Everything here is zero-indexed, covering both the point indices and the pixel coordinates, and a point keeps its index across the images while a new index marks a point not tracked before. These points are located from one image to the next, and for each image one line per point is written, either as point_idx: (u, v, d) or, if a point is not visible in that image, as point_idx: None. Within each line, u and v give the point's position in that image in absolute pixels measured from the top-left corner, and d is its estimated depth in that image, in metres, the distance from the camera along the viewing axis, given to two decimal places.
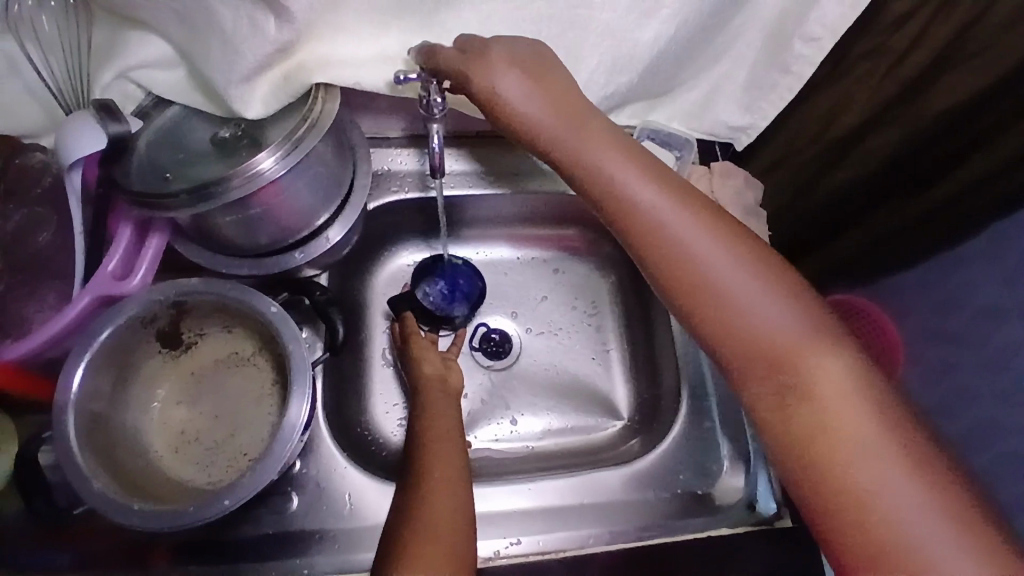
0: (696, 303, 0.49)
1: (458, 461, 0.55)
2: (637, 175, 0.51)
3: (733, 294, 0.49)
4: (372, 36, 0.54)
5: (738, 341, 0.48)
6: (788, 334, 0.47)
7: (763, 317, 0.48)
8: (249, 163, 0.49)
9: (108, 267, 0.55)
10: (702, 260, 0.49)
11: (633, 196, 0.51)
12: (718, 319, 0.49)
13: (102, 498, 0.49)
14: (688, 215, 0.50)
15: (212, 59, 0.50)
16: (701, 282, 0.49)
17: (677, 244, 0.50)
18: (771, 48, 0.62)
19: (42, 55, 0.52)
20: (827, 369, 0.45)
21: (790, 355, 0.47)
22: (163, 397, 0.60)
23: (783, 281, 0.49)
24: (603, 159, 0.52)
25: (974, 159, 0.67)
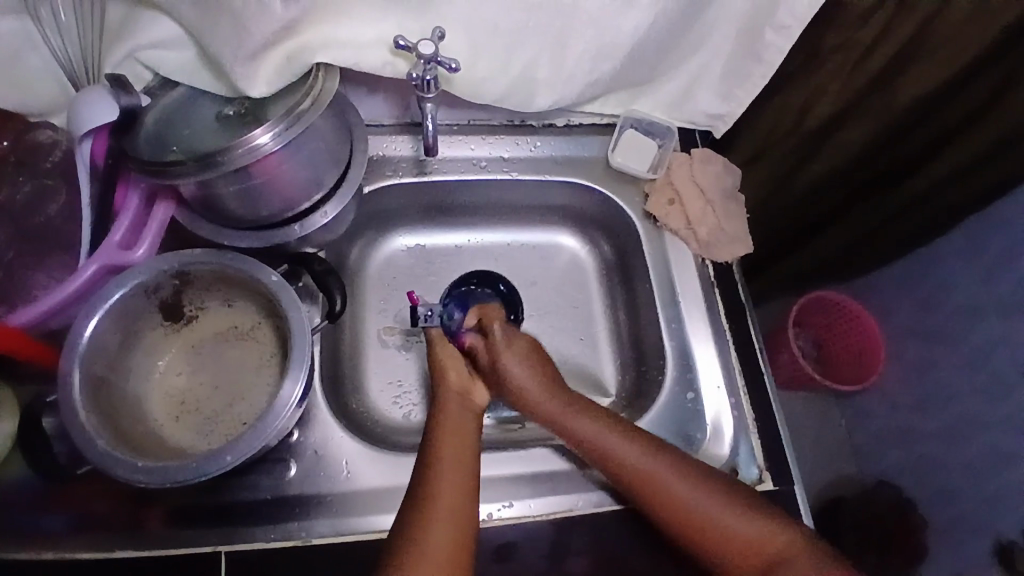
0: (670, 515, 0.57)
1: (466, 506, 0.53)
2: (600, 426, 0.61)
3: (697, 508, 0.57)
4: (370, 20, 0.56)
5: (720, 544, 0.56)
6: (758, 534, 0.56)
7: (729, 520, 0.57)
8: (250, 136, 0.52)
9: (115, 237, 0.58)
10: (675, 490, 0.57)
11: (599, 441, 0.60)
12: (701, 533, 0.56)
13: (105, 456, 0.50)
14: (648, 453, 0.59)
15: (219, 37, 0.52)
16: (669, 502, 0.57)
17: (654, 480, 0.58)
18: (745, 38, 0.65)
19: (59, 38, 0.56)
20: (781, 538, 0.56)
21: (755, 543, 0.56)
22: (165, 367, 0.62)
23: (731, 493, 0.58)
24: (581, 424, 0.61)
25: (948, 153, 0.72)
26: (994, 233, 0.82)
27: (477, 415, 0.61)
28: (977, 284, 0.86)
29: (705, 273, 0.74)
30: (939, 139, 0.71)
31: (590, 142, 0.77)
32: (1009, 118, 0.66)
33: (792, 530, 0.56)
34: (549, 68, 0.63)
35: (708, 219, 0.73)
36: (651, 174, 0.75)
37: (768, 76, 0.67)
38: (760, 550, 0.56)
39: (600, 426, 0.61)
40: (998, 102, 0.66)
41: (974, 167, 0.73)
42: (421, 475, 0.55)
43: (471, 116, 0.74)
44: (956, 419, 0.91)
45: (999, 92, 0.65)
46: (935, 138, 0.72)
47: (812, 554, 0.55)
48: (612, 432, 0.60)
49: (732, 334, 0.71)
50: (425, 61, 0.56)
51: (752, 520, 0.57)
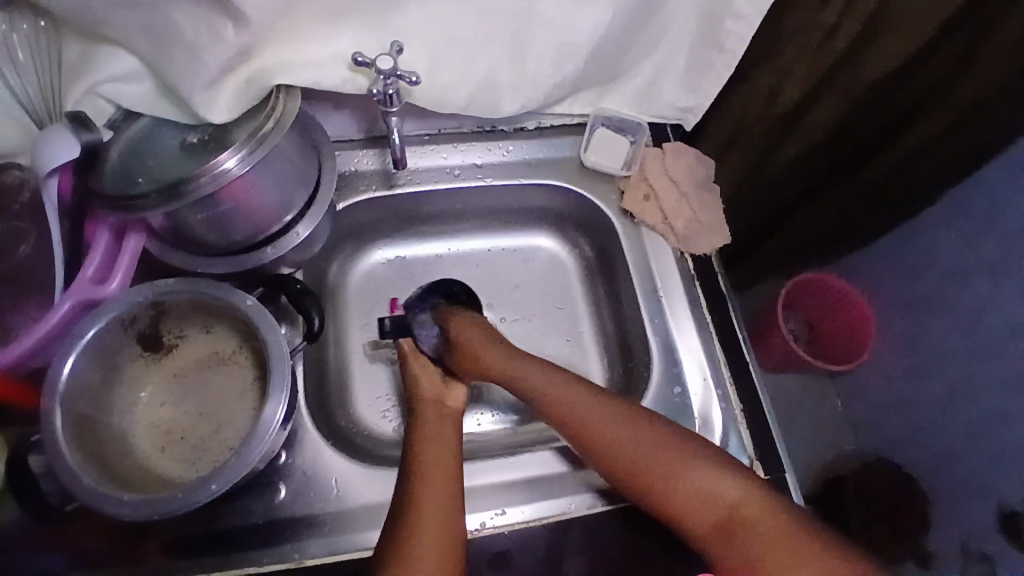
0: (600, 452, 0.57)
1: (453, 501, 0.54)
2: (547, 381, 0.60)
3: (623, 446, 0.56)
4: (327, 38, 0.57)
5: (646, 485, 0.55)
6: (722, 492, 0.53)
7: (691, 472, 0.54)
8: (215, 161, 0.52)
9: (87, 273, 0.57)
10: (631, 442, 0.56)
11: (548, 396, 0.59)
12: (660, 490, 0.54)
13: (92, 492, 0.50)
14: (580, 398, 0.58)
15: (176, 67, 0.52)
16: (597, 438, 0.57)
17: (584, 419, 0.58)
18: (705, 30, 0.66)
19: (19, 77, 0.57)
20: (715, 487, 0.53)
21: (676, 482, 0.54)
22: (149, 398, 0.62)
23: (663, 437, 0.56)
24: (536, 381, 0.60)
25: (917, 126, 0.71)
26: (973, 205, 0.82)
27: (456, 418, 0.61)
28: (960, 256, 0.86)
29: (685, 266, 0.74)
30: (904, 116, 0.71)
31: (561, 143, 0.77)
32: (975, 92, 0.65)
33: (731, 480, 0.53)
34: (513, 72, 0.63)
35: (684, 212, 0.73)
36: (625, 171, 0.75)
37: (731, 65, 0.67)
38: (722, 509, 0.52)
39: (550, 380, 0.60)
40: (962, 78, 0.64)
41: (938, 143, 0.71)
42: (405, 483, 0.55)
43: (440, 125, 0.74)
44: (951, 391, 0.91)
45: (961, 65, 0.63)
46: (899, 116, 0.71)
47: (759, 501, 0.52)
48: (560, 387, 0.59)
49: (715, 325, 0.71)
50: (384, 76, 0.56)
51: (683, 460, 0.54)
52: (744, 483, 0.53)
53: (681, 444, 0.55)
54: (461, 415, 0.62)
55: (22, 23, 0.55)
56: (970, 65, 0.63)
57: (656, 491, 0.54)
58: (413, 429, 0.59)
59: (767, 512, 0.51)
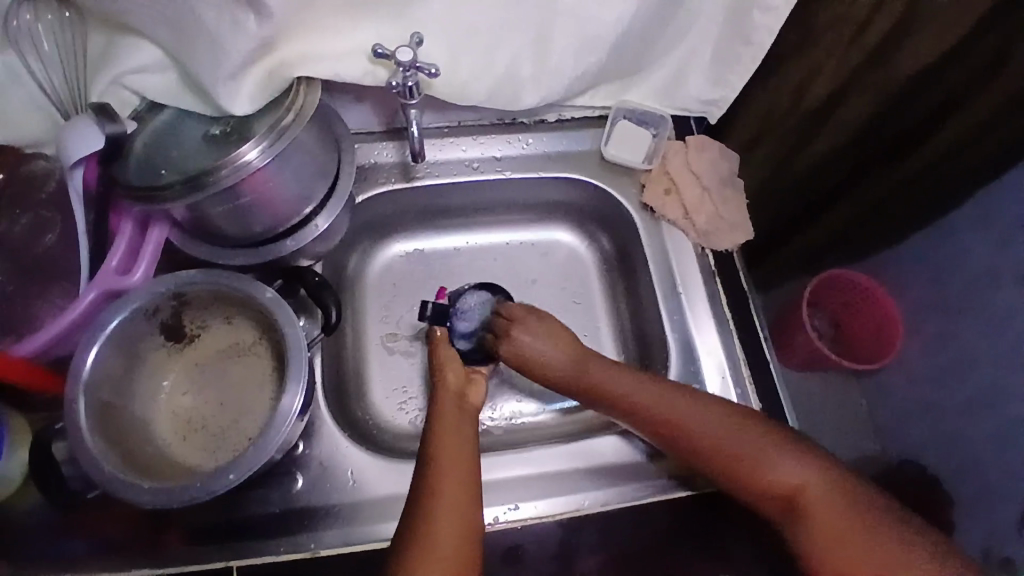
0: (669, 430, 0.59)
1: (469, 493, 0.54)
2: (615, 371, 0.62)
3: (689, 426, 0.59)
4: (348, 30, 0.56)
5: (711, 462, 0.58)
6: (798, 476, 0.56)
7: (770, 458, 0.56)
8: (236, 154, 0.52)
9: (112, 262, 0.58)
10: (706, 426, 0.58)
11: (615, 386, 0.61)
12: (739, 472, 0.57)
13: (115, 479, 0.51)
14: (647, 383, 0.61)
15: (199, 59, 0.52)
16: (664, 419, 0.59)
17: (653, 405, 0.60)
18: (731, 21, 0.64)
19: (43, 68, 0.56)
20: (785, 470, 0.56)
21: (739, 457, 0.57)
22: (170, 387, 0.63)
23: (724, 421, 0.58)
24: (603, 372, 0.62)
25: (954, 121, 0.67)
26: (1008, 202, 0.79)
27: (473, 416, 0.61)
28: (994, 255, 0.83)
29: (706, 263, 0.72)
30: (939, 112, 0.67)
31: (583, 136, 0.76)
32: (1015, 83, 0.61)
33: (795, 462, 0.56)
34: (535, 65, 0.62)
35: (705, 207, 0.72)
36: (647, 165, 0.74)
37: (758, 58, 0.65)
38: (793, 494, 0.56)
39: (619, 373, 0.62)
40: (1000, 68, 0.61)
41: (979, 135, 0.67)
42: (422, 473, 0.55)
43: (460, 117, 0.74)
44: (977, 396, 0.88)
45: (1005, 45, 0.60)
46: (934, 110, 0.67)
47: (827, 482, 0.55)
48: (626, 377, 0.61)
49: (736, 323, 0.70)
50: (404, 68, 0.56)
51: (741, 440, 0.57)
52: (806, 466, 0.56)
53: (743, 429, 0.58)
54: (479, 412, 0.62)
55: (46, 12, 0.55)
56: (1014, 50, 0.60)
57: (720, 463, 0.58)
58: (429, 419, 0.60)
59: (835, 493, 0.55)
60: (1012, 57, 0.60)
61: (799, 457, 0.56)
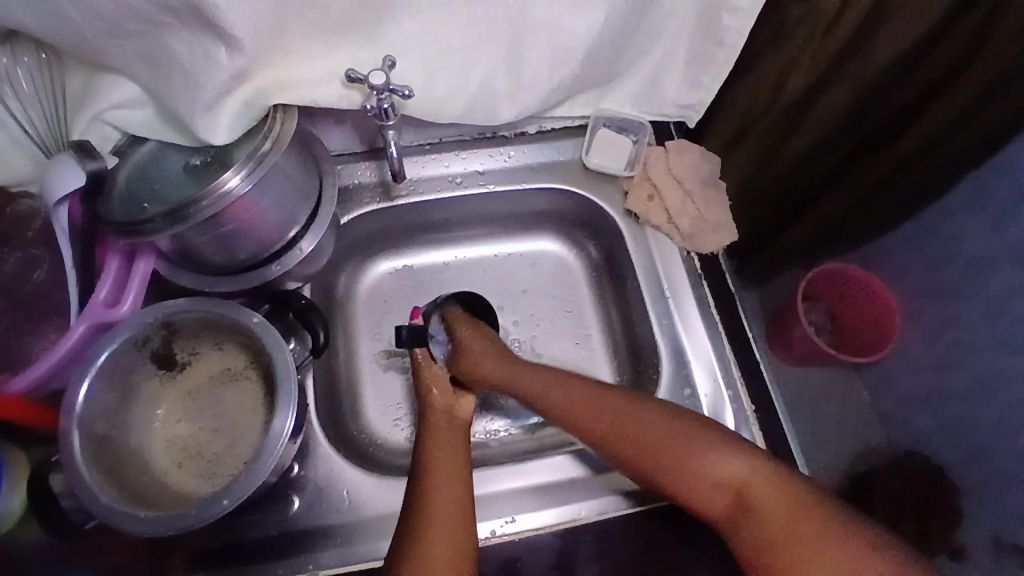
0: (596, 429, 0.56)
1: (463, 506, 0.54)
2: (540, 373, 0.60)
3: (619, 426, 0.56)
4: (322, 55, 0.57)
5: (643, 459, 0.55)
6: (738, 473, 0.53)
7: (705, 453, 0.54)
8: (217, 183, 0.53)
9: (100, 295, 0.59)
10: (638, 426, 0.55)
11: (541, 392, 0.59)
12: (675, 472, 0.54)
13: (110, 510, 0.52)
14: (571, 383, 0.59)
15: (176, 92, 0.53)
16: (594, 420, 0.57)
17: (579, 405, 0.57)
18: (702, 25, 0.65)
19: (23, 108, 0.58)
20: (721, 466, 0.53)
21: (670, 452, 0.54)
22: (164, 415, 0.64)
23: (656, 418, 0.56)
24: (532, 374, 0.60)
25: (931, 111, 0.67)
26: (994, 189, 0.79)
27: (464, 428, 0.62)
28: (983, 244, 0.83)
29: (692, 266, 0.73)
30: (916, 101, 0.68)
31: (564, 145, 0.77)
32: (992, 67, 0.61)
33: (732, 458, 0.54)
34: (509, 80, 0.63)
35: (688, 211, 0.72)
36: (628, 171, 0.74)
37: (730, 60, 0.66)
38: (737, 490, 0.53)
39: (543, 374, 0.60)
40: (973, 61, 0.61)
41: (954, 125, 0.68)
42: (417, 488, 0.55)
43: (441, 133, 0.74)
44: (975, 384, 0.87)
45: (977, 39, 0.60)
46: (913, 99, 0.68)
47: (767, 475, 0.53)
48: (547, 378, 0.60)
49: (724, 324, 0.70)
50: (378, 90, 0.57)
51: (672, 434, 0.55)
52: (740, 459, 0.54)
53: (672, 425, 0.55)
54: (471, 425, 0.63)
55: (23, 55, 0.56)
56: (987, 41, 0.59)
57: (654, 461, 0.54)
58: (421, 432, 0.60)
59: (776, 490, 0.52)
60: (985, 48, 0.60)
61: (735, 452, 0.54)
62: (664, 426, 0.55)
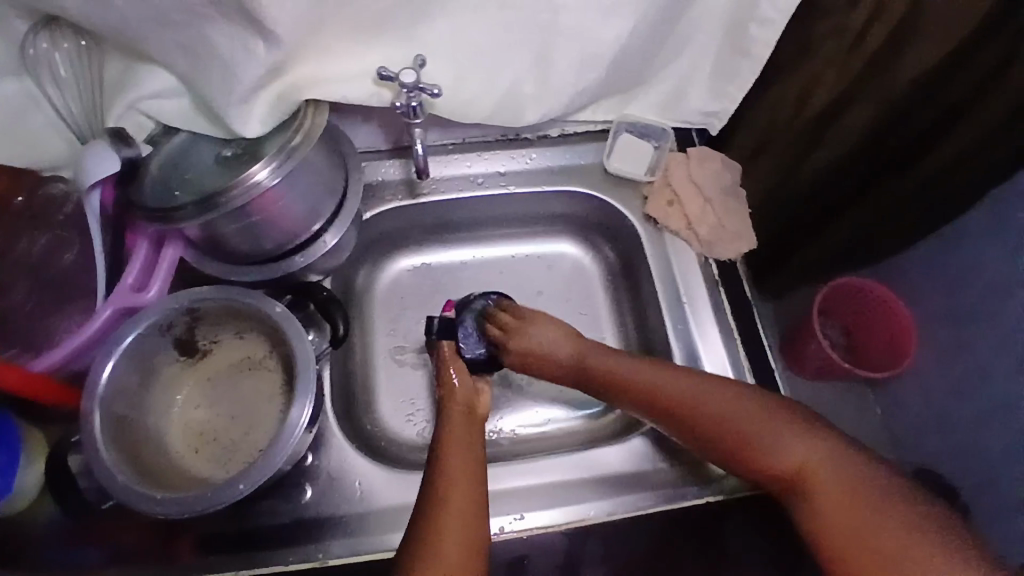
0: (674, 410, 0.60)
1: (476, 507, 0.54)
2: (621, 357, 0.64)
3: (698, 406, 0.59)
4: (354, 53, 0.58)
5: (718, 435, 0.58)
6: (802, 456, 0.55)
7: (771, 436, 0.57)
8: (247, 174, 0.54)
9: (127, 280, 0.61)
10: (710, 406, 0.59)
11: (620, 371, 0.64)
12: (741, 449, 0.57)
13: (128, 489, 0.53)
14: (657, 367, 0.62)
15: (212, 83, 0.54)
16: (674, 399, 0.60)
17: (657, 386, 0.61)
18: (730, 35, 0.65)
19: (60, 93, 0.59)
20: (791, 448, 0.56)
21: (746, 433, 0.58)
22: (183, 401, 0.65)
23: (733, 401, 0.59)
24: (609, 356, 0.65)
25: (959, 129, 0.65)
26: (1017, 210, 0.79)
27: (480, 426, 0.63)
28: (1004, 264, 0.82)
29: (710, 273, 0.73)
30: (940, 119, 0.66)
31: (586, 149, 0.77)
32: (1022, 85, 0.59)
33: (805, 441, 0.56)
34: (535, 83, 0.64)
35: (708, 218, 0.72)
36: (649, 177, 0.75)
37: (756, 70, 0.66)
38: (798, 471, 0.55)
39: (624, 359, 0.64)
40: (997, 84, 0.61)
41: (974, 156, 0.67)
42: (429, 487, 0.56)
43: (465, 134, 0.75)
44: (993, 406, 0.86)
45: (1007, 59, 0.59)
46: (938, 118, 0.66)
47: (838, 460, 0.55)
48: (630, 364, 0.64)
49: (740, 333, 0.70)
50: (407, 89, 0.58)
51: (748, 418, 0.58)
52: (813, 443, 0.56)
53: (748, 409, 0.58)
54: (487, 424, 0.64)
55: (62, 41, 0.57)
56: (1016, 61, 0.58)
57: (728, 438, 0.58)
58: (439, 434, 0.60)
59: (843, 475, 0.54)
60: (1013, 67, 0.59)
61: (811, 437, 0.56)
62: (741, 410, 0.59)
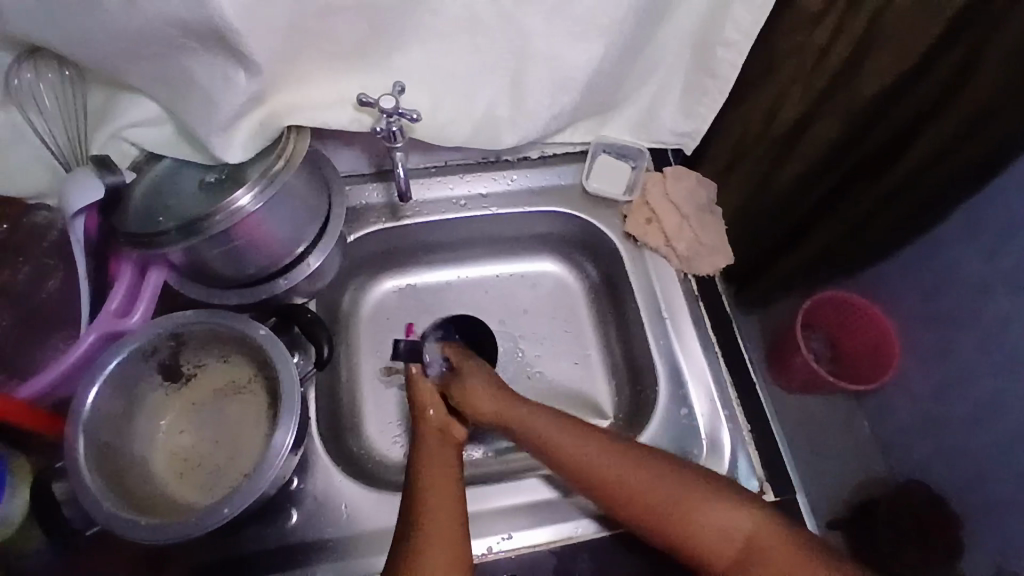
0: (608, 486, 0.59)
1: (457, 523, 0.55)
2: (553, 420, 0.62)
3: (631, 486, 0.59)
4: (334, 81, 0.60)
5: (645, 516, 0.58)
6: (729, 524, 0.57)
7: (706, 510, 0.57)
8: (229, 200, 0.55)
9: (111, 306, 0.61)
10: (642, 483, 0.58)
11: (552, 439, 0.61)
12: (673, 529, 0.57)
13: (112, 517, 0.53)
14: (588, 435, 0.61)
15: (194, 111, 0.55)
16: (608, 476, 0.59)
17: (588, 460, 0.60)
18: (698, 58, 0.68)
19: (45, 123, 0.60)
20: (712, 520, 0.57)
21: (678, 513, 0.57)
22: (168, 426, 0.65)
23: (657, 476, 0.59)
24: (541, 417, 0.63)
25: (920, 143, 0.68)
26: (986, 221, 0.81)
27: (457, 447, 0.62)
28: (977, 271, 0.84)
29: (689, 288, 0.74)
30: (904, 132, 0.69)
31: (565, 170, 0.79)
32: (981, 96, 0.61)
33: (716, 511, 0.57)
34: (513, 105, 0.66)
35: (686, 235, 0.74)
36: (627, 197, 0.77)
37: (725, 91, 0.69)
38: (732, 539, 0.56)
39: (557, 423, 0.62)
40: (955, 98, 0.63)
41: (931, 169, 0.70)
42: (411, 500, 0.57)
43: (446, 157, 0.77)
44: (976, 412, 0.88)
45: (962, 74, 0.61)
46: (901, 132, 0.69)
47: (760, 522, 0.56)
48: (561, 429, 0.62)
49: (721, 347, 0.71)
50: (387, 114, 0.59)
51: (674, 495, 0.58)
52: (724, 510, 0.57)
53: (674, 482, 0.58)
54: (462, 445, 0.64)
55: (47, 72, 0.58)
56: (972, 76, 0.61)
57: (657, 519, 0.58)
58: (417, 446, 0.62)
59: (767, 535, 0.56)
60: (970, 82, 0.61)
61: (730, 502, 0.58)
62: (669, 486, 0.58)
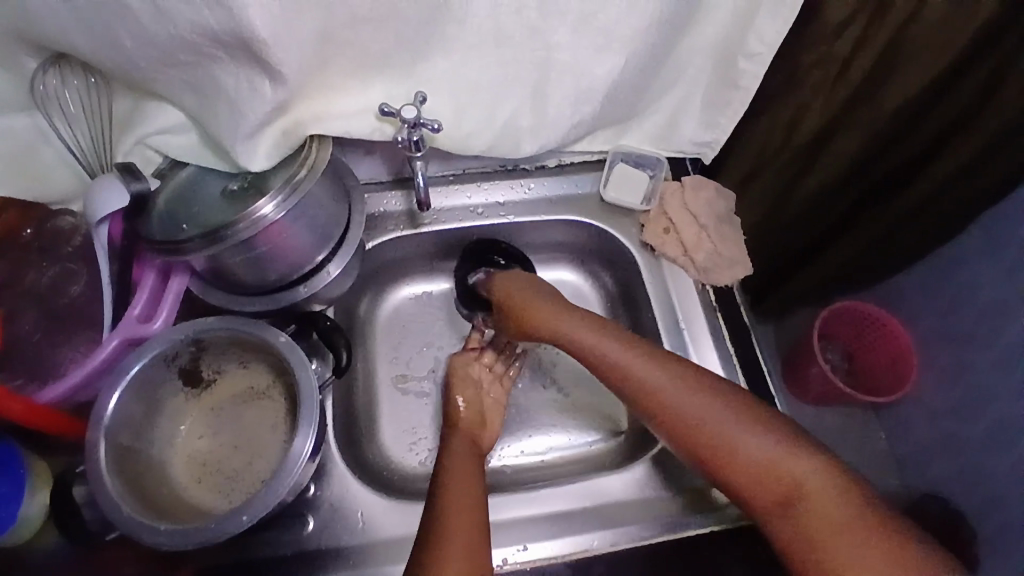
0: (651, 400, 0.61)
1: (475, 540, 0.54)
2: (593, 332, 0.64)
3: (676, 405, 0.60)
4: (358, 91, 0.61)
5: (684, 437, 0.60)
6: (767, 455, 0.58)
7: (748, 435, 0.58)
8: (252, 209, 0.55)
9: (134, 311, 0.62)
10: (692, 404, 0.60)
11: (598, 349, 0.64)
12: (711, 450, 0.59)
13: (130, 522, 0.53)
14: (633, 350, 0.63)
15: (220, 119, 0.56)
16: (651, 389, 0.61)
17: (633, 371, 0.62)
18: (719, 68, 0.68)
19: (70, 129, 0.61)
20: (753, 448, 0.58)
21: (717, 438, 0.59)
22: (187, 431, 0.66)
23: (701, 399, 0.60)
24: (580, 327, 0.65)
25: (945, 157, 0.66)
26: (1009, 236, 0.80)
27: (481, 460, 0.63)
28: (998, 286, 0.83)
29: (707, 299, 0.74)
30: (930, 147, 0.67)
31: (583, 179, 0.79)
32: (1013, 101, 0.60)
33: (759, 440, 0.58)
34: (533, 115, 0.66)
35: (704, 246, 0.74)
36: (645, 206, 0.77)
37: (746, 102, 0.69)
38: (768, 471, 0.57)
39: (600, 335, 0.64)
40: (986, 107, 0.61)
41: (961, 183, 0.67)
42: (430, 512, 0.56)
43: (464, 166, 0.77)
44: (995, 428, 0.87)
45: (992, 82, 0.60)
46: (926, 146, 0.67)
47: (798, 457, 0.57)
48: (604, 337, 0.64)
49: (740, 360, 0.71)
50: (408, 124, 0.59)
51: (719, 419, 0.59)
52: (768, 440, 0.58)
53: (718, 405, 0.60)
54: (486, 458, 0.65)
55: (73, 78, 0.58)
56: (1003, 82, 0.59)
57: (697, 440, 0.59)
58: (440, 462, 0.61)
59: (808, 475, 0.56)
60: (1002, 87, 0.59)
61: (773, 435, 0.58)
62: (714, 407, 0.60)
